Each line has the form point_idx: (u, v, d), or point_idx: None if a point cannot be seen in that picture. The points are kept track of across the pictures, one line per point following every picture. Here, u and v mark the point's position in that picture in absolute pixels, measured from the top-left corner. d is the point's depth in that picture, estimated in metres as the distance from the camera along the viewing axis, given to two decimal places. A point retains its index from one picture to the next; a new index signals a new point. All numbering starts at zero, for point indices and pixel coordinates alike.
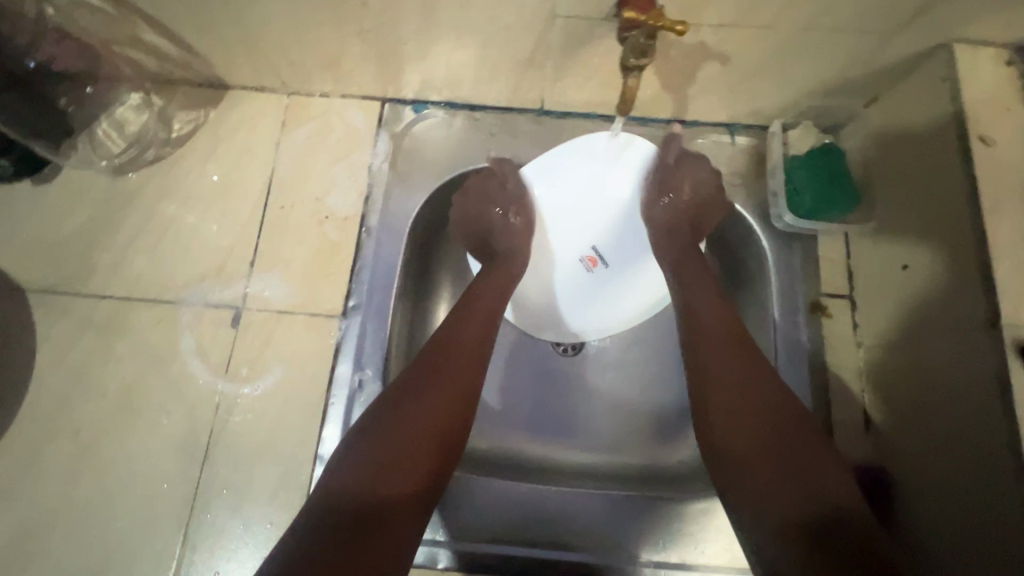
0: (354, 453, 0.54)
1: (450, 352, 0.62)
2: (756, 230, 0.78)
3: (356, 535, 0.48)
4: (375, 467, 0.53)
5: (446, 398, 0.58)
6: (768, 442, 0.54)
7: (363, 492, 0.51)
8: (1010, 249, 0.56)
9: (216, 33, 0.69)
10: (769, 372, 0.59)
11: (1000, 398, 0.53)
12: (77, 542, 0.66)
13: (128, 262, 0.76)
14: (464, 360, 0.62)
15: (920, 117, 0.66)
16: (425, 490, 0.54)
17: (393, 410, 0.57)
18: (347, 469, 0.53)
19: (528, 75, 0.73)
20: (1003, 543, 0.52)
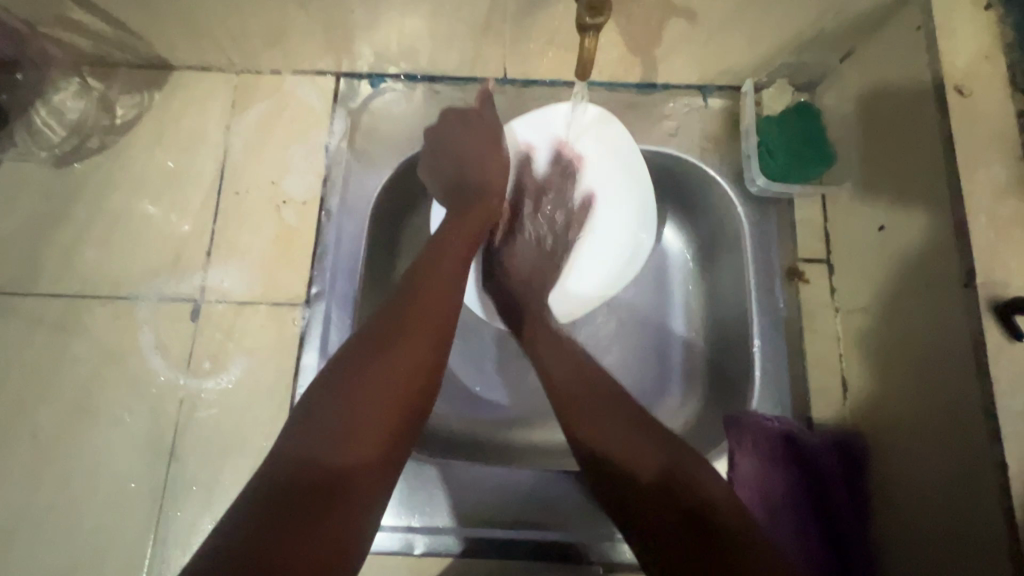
0: (306, 418, 0.48)
1: (427, 307, 0.55)
2: (731, 197, 0.74)
3: (300, 520, 0.42)
4: (327, 439, 0.46)
5: (406, 354, 0.52)
6: (635, 455, 0.55)
7: (318, 467, 0.45)
8: (986, 202, 0.53)
9: (148, 8, 0.65)
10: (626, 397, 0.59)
11: (973, 356, 0.52)
12: (45, 547, 0.64)
13: (79, 257, 0.73)
14: (427, 315, 0.55)
15: (896, 68, 0.63)
16: (387, 457, 0.48)
17: (345, 375, 0.50)
18: (292, 440, 0.47)
19: (485, 42, 0.69)
20: (973, 502, 0.52)
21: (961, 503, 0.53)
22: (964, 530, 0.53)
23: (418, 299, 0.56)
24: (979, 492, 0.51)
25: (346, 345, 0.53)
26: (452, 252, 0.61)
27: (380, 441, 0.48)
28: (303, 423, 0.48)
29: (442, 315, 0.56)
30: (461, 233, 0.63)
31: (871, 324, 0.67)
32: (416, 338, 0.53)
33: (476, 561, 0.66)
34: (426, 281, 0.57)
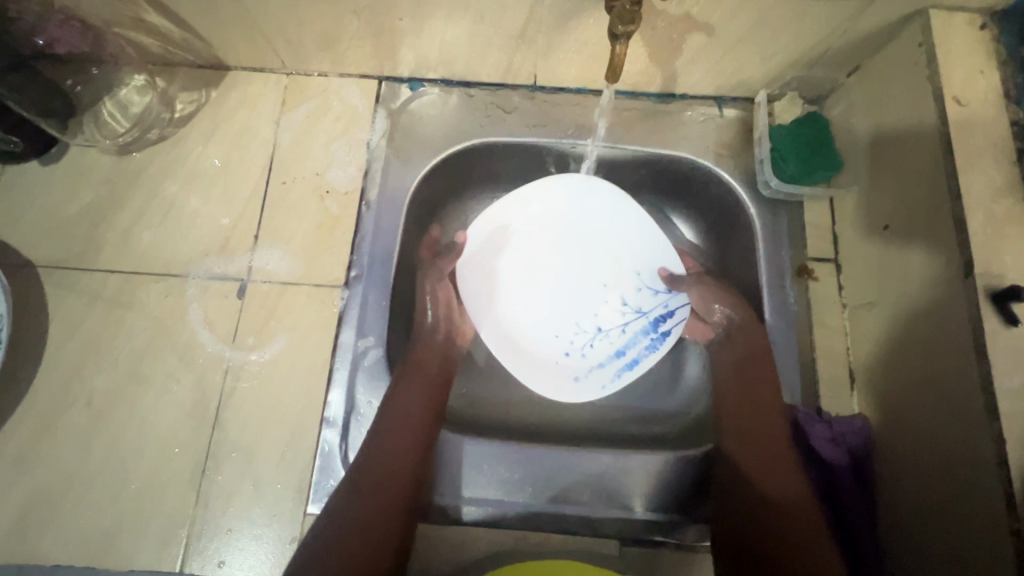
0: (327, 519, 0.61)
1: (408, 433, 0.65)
2: (744, 199, 0.80)
3: None
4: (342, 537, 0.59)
5: (403, 471, 0.64)
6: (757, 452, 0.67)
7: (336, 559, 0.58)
8: (982, 202, 0.58)
9: (216, 14, 0.72)
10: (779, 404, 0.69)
11: (971, 342, 0.56)
12: (94, 506, 0.68)
13: (137, 238, 0.78)
14: (416, 430, 0.66)
15: (899, 82, 0.69)
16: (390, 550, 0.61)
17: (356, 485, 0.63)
18: (315, 537, 0.60)
19: (519, 51, 0.76)
20: (972, 479, 0.55)
21: (959, 486, 0.57)
22: (961, 510, 0.57)
23: (409, 414, 0.66)
24: (977, 469, 0.54)
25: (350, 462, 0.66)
26: (435, 363, 0.71)
27: (384, 540, 0.61)
28: (324, 526, 0.60)
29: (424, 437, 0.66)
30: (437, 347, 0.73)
31: (877, 318, 0.71)
32: (397, 460, 0.64)
33: (500, 533, 0.69)
34: (414, 396, 0.68)
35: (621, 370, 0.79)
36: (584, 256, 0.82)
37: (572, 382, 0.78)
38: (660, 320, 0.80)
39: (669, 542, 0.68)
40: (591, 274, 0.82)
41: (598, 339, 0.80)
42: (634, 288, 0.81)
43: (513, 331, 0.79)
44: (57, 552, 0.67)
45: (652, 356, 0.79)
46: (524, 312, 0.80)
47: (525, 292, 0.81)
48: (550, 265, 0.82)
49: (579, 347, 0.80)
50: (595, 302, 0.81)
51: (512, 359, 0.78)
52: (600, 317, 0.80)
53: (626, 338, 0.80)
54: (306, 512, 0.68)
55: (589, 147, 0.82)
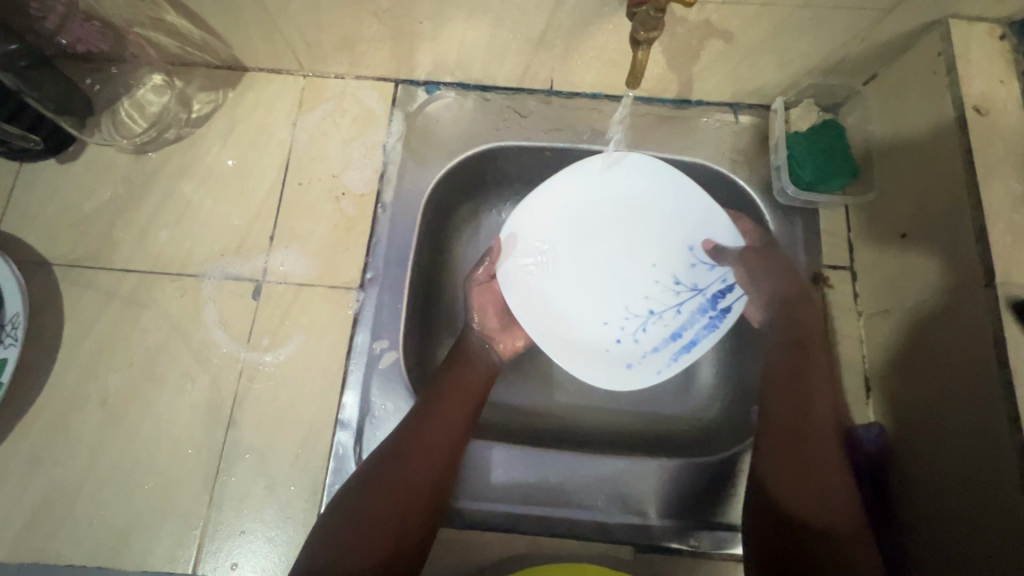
0: (343, 508, 0.60)
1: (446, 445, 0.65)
2: (760, 205, 0.81)
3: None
4: (355, 525, 0.59)
5: (426, 469, 0.63)
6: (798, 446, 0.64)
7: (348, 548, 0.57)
8: (1003, 212, 0.58)
9: (237, 16, 0.72)
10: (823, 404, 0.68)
11: (991, 351, 0.56)
12: (106, 505, 0.68)
13: (152, 237, 0.78)
14: (440, 432, 0.65)
15: (918, 91, 0.69)
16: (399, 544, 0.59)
17: (370, 478, 0.62)
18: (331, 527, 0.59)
19: (537, 55, 0.76)
20: (994, 489, 0.55)
21: (980, 496, 0.57)
22: (982, 523, 0.56)
23: (437, 415, 0.66)
24: (999, 479, 0.54)
25: (373, 458, 0.64)
26: (473, 371, 0.72)
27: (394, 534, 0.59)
28: (340, 513, 0.60)
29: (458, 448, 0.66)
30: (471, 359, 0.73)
31: (894, 326, 0.71)
32: (430, 467, 0.63)
33: (515, 538, 0.68)
34: (447, 401, 0.67)
35: (678, 353, 0.77)
36: (635, 235, 0.81)
37: (626, 369, 0.77)
38: (718, 296, 0.79)
39: (684, 549, 0.68)
40: (641, 251, 0.81)
41: (651, 323, 0.79)
42: (687, 265, 0.80)
43: (558, 320, 0.79)
44: (69, 551, 0.66)
45: (711, 337, 0.77)
46: (575, 295, 0.80)
47: (563, 288, 0.80)
48: (591, 253, 0.81)
49: (630, 332, 0.79)
50: (647, 282, 0.81)
51: (564, 353, 0.77)
52: (653, 298, 0.80)
53: (682, 319, 0.79)
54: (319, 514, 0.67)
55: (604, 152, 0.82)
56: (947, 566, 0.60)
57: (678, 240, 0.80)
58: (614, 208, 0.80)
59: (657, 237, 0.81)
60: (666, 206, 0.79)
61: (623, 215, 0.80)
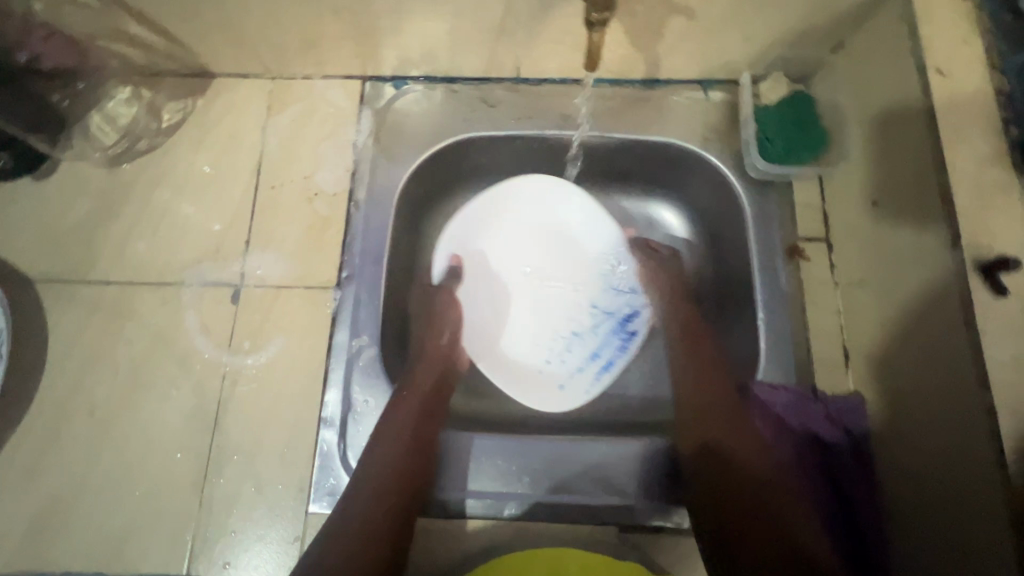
0: (350, 494, 0.62)
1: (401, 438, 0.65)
2: (731, 181, 0.80)
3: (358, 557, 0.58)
4: (365, 507, 0.61)
5: (405, 441, 0.65)
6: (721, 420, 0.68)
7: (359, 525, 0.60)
8: (970, 172, 0.58)
9: (197, 22, 0.72)
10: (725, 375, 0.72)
11: (961, 314, 0.55)
12: (100, 513, 0.69)
13: (130, 248, 0.79)
14: (418, 403, 0.68)
15: (884, 55, 0.68)
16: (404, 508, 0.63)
17: (368, 460, 0.64)
18: (340, 517, 0.60)
19: (500, 43, 0.76)
20: (968, 452, 0.55)
21: (957, 461, 0.56)
22: (961, 487, 0.56)
23: (415, 383, 0.69)
24: (973, 442, 0.54)
25: (371, 443, 0.66)
26: (434, 329, 0.74)
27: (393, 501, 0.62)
28: (347, 501, 0.62)
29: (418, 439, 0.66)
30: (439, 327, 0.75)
31: (870, 295, 0.70)
32: (416, 440, 0.66)
33: (502, 524, 0.69)
34: (417, 372, 0.70)
35: (599, 372, 0.82)
36: (556, 260, 0.85)
37: (557, 389, 0.81)
38: (626, 320, 0.83)
39: (668, 527, 0.69)
40: (563, 278, 0.84)
41: (575, 344, 0.83)
42: (603, 291, 0.84)
43: (497, 341, 0.83)
44: (66, 558, 0.68)
45: (622, 359, 0.82)
46: (508, 316, 0.83)
47: (506, 311, 0.84)
48: (532, 274, 0.84)
49: (558, 354, 0.83)
50: (569, 304, 0.84)
51: (500, 374, 0.81)
52: (576, 321, 0.83)
53: (596, 341, 0.83)
54: (308, 512, 0.68)
55: (577, 136, 0.82)
56: (930, 532, 0.60)
57: (592, 267, 0.84)
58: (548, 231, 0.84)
59: (573, 265, 0.84)
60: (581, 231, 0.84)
61: (553, 237, 0.84)
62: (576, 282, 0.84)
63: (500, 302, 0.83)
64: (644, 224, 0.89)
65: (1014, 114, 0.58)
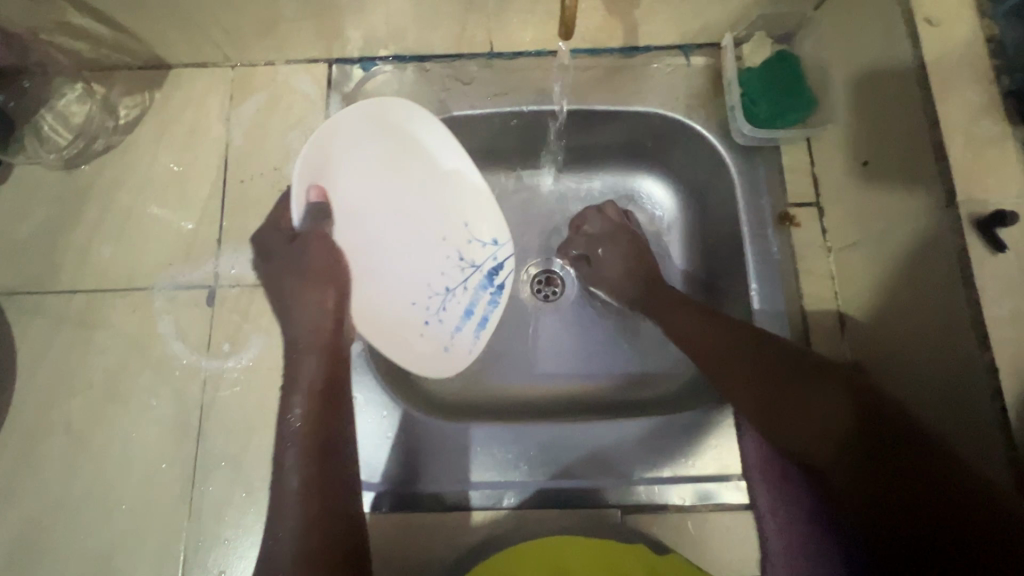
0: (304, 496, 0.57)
1: (315, 422, 0.60)
2: (718, 148, 0.77)
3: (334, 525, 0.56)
4: (314, 486, 0.57)
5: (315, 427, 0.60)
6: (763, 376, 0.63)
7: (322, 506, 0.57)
8: (962, 126, 0.56)
9: (145, 9, 0.68)
10: (732, 328, 0.67)
11: (958, 273, 0.54)
12: (85, 529, 0.67)
13: (95, 255, 0.75)
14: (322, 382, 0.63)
15: (869, 9, 0.65)
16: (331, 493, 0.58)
17: (309, 458, 0.59)
18: (292, 513, 0.56)
19: (470, 16, 0.72)
20: (971, 411, 0.54)
21: (958, 415, 0.56)
22: (961, 440, 0.56)
23: (330, 359, 0.65)
24: (976, 401, 0.53)
25: (298, 440, 0.60)
26: (305, 296, 0.67)
27: (319, 491, 0.58)
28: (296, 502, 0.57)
29: (322, 417, 0.61)
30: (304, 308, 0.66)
31: (863, 258, 0.69)
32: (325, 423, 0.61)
33: (503, 515, 0.67)
34: (298, 350, 0.66)
35: (477, 329, 0.77)
36: (423, 197, 0.74)
37: (441, 353, 0.75)
38: (495, 273, 0.77)
39: (671, 506, 0.68)
40: (431, 222, 0.75)
41: (449, 301, 0.76)
42: (467, 240, 0.76)
43: (373, 298, 0.73)
44: None
45: (499, 310, 0.77)
46: (374, 262, 0.74)
47: (379, 262, 0.74)
48: (400, 217, 0.75)
49: (435, 313, 0.76)
50: (437, 255, 0.76)
51: (380, 335, 0.71)
52: (447, 274, 0.76)
53: (469, 296, 0.77)
54: None
55: (557, 110, 0.78)
56: None
57: (453, 213, 0.75)
58: (407, 165, 0.73)
59: (442, 209, 0.75)
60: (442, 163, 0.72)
61: (402, 174, 0.73)
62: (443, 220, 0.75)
63: (361, 247, 0.73)
64: (628, 198, 0.88)
65: (1004, 63, 0.57)
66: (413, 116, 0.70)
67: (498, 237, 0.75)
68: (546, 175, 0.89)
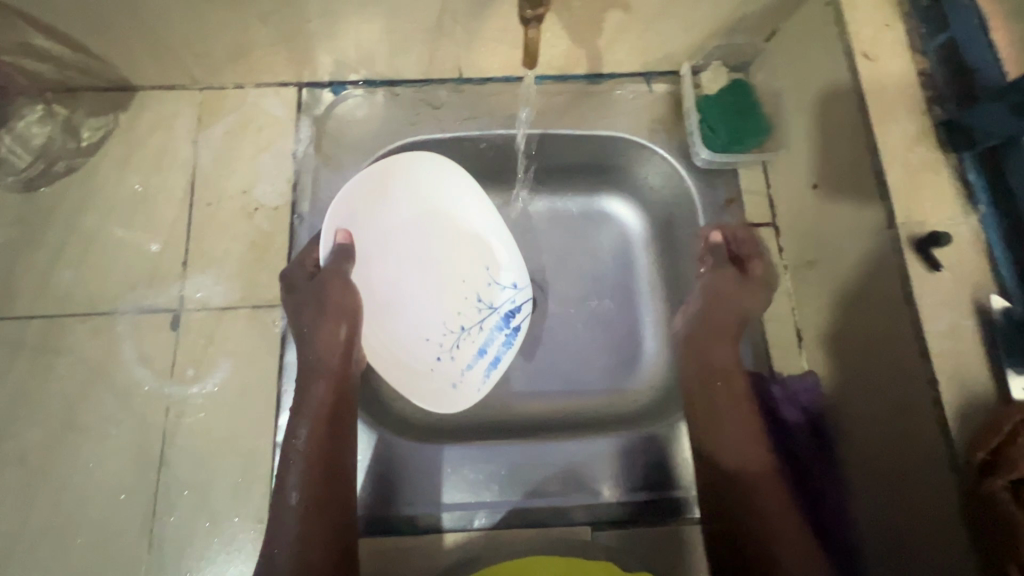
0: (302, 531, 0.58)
1: (318, 441, 0.61)
2: (681, 171, 0.81)
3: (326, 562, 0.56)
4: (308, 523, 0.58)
5: (315, 462, 0.61)
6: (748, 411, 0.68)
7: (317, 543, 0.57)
8: (900, 153, 0.60)
9: (113, 33, 0.68)
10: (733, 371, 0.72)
11: (900, 291, 0.57)
12: (38, 566, 0.64)
13: (54, 279, 0.73)
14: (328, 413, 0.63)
15: (814, 43, 0.70)
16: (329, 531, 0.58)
17: (309, 494, 0.59)
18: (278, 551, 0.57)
19: (440, 43, 0.74)
20: (913, 418, 0.57)
21: (900, 448, 0.59)
22: (905, 465, 0.58)
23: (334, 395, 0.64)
24: (918, 409, 0.56)
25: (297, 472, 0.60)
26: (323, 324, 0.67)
27: (314, 528, 0.58)
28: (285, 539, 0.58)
29: (324, 437, 0.62)
30: (325, 341, 0.67)
31: (816, 276, 0.72)
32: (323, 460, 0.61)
33: (475, 535, 0.67)
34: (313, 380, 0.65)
35: (488, 369, 0.79)
36: (444, 245, 0.81)
37: (451, 389, 0.78)
38: (511, 315, 0.81)
39: (640, 521, 0.69)
40: (450, 268, 0.81)
41: (463, 339, 0.80)
42: (486, 285, 0.81)
43: (390, 334, 0.79)
44: None
45: (509, 353, 0.80)
46: (394, 303, 0.79)
47: (399, 303, 0.80)
48: (421, 263, 0.80)
49: (448, 350, 0.80)
50: (455, 298, 0.81)
51: (398, 369, 0.77)
52: (463, 315, 0.81)
53: (483, 336, 0.81)
54: None
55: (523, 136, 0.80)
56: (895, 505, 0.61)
57: (475, 259, 0.81)
58: (430, 217, 0.79)
59: (464, 257, 0.81)
60: (473, 218, 0.79)
61: (426, 224, 0.80)
62: (461, 266, 0.81)
63: (382, 290, 0.79)
64: (597, 220, 0.88)
65: (936, 94, 0.62)
66: (437, 171, 0.77)
67: (518, 281, 0.80)
68: (518, 198, 0.89)
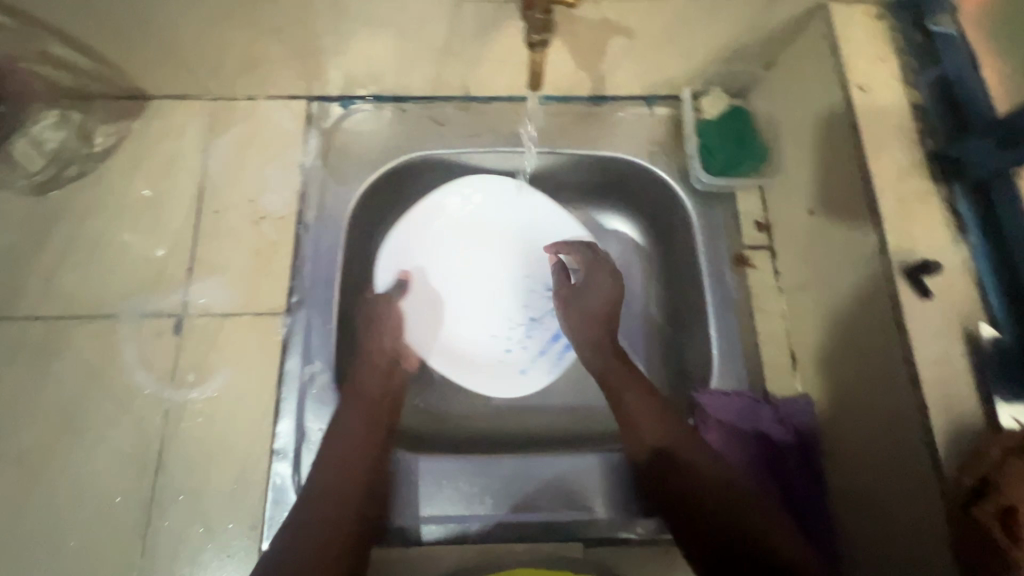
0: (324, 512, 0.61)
1: (358, 427, 0.67)
2: (681, 196, 0.82)
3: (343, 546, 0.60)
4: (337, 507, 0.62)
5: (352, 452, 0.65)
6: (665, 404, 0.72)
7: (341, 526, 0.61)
8: (891, 182, 0.62)
9: (131, 44, 0.70)
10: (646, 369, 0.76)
11: (891, 317, 0.59)
12: (29, 567, 0.64)
13: (60, 281, 0.75)
14: (366, 407, 0.69)
15: (809, 73, 0.72)
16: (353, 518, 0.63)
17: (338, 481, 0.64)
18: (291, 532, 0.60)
19: (447, 63, 0.76)
20: (899, 442, 0.58)
21: (888, 470, 0.60)
22: (891, 486, 0.59)
23: (377, 394, 0.71)
24: (906, 434, 0.57)
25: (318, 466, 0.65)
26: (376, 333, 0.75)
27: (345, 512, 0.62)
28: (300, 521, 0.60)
29: (365, 426, 0.68)
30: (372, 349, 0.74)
31: (810, 300, 0.73)
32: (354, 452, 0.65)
33: (466, 549, 0.67)
34: (366, 378, 0.72)
35: (561, 353, 0.83)
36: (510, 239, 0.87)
37: (521, 374, 0.83)
38: None
39: (630, 539, 0.68)
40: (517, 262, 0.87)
41: (535, 328, 0.85)
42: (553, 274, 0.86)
43: (458, 337, 0.84)
44: None
45: None
46: (458, 307, 0.85)
47: (463, 306, 0.85)
48: (486, 262, 0.86)
49: (517, 341, 0.84)
50: (522, 291, 0.86)
51: (463, 370, 0.82)
52: (530, 306, 0.86)
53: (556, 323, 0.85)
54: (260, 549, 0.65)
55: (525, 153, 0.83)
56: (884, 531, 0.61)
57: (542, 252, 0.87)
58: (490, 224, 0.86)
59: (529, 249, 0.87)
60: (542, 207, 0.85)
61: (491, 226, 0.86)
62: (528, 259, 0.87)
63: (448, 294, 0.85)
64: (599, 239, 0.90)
65: (928, 126, 0.64)
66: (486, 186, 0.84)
67: None
68: None
